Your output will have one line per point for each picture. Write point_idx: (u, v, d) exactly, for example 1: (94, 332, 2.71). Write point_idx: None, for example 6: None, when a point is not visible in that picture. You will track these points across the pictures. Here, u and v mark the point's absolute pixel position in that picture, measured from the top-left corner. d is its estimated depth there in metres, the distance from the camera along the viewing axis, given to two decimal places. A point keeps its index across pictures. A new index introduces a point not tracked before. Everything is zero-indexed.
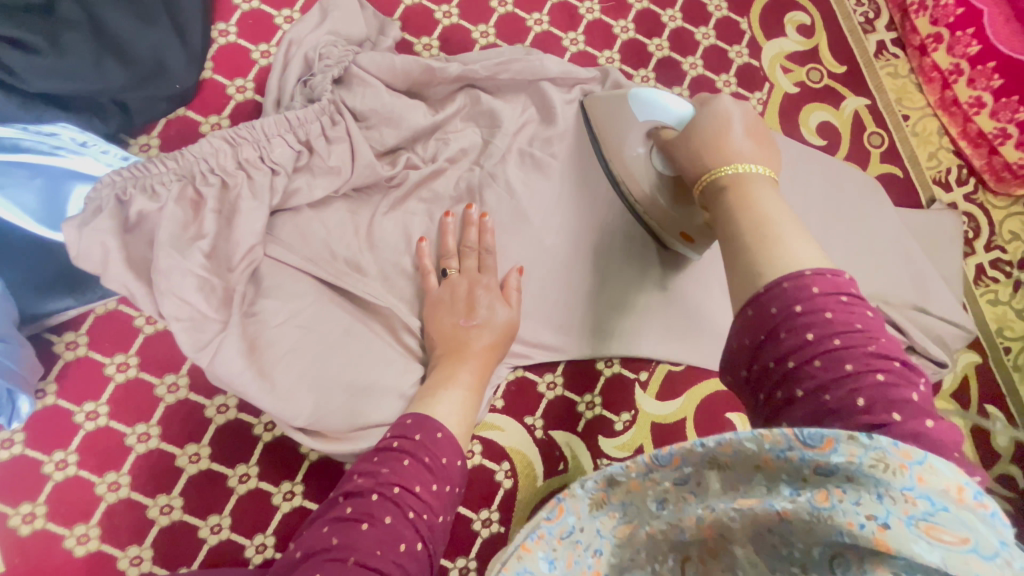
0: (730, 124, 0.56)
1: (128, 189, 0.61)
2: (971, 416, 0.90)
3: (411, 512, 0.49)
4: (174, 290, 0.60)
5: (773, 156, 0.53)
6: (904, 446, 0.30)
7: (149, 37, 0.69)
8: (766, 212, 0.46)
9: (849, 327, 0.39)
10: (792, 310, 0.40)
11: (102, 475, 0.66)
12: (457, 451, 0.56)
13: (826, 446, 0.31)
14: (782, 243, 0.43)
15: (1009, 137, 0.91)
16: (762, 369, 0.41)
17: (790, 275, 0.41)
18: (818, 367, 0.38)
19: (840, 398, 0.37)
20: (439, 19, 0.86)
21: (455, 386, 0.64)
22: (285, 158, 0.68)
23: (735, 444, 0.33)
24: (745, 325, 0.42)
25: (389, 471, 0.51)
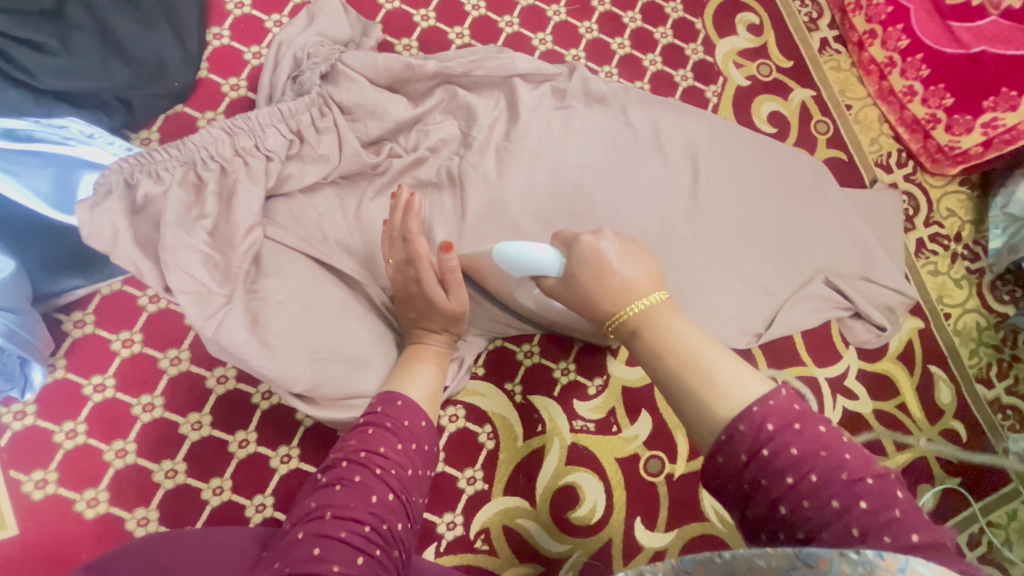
0: (605, 258, 0.58)
1: (135, 174, 0.67)
2: (916, 377, 0.98)
3: (379, 470, 0.56)
4: (180, 265, 0.65)
5: (653, 267, 0.58)
6: (887, 557, 0.35)
7: (151, 39, 0.76)
8: (694, 346, 0.50)
9: (813, 452, 0.42)
10: (762, 455, 0.42)
11: (110, 443, 0.71)
12: (418, 413, 0.63)
13: (821, 564, 0.36)
14: (721, 372, 0.47)
15: (939, 122, 1.00)
16: (758, 513, 0.43)
17: (753, 402, 0.44)
18: (808, 508, 0.40)
19: (838, 534, 0.39)
20: (418, 22, 0.94)
21: (422, 371, 0.70)
22: (279, 146, 0.74)
23: (748, 559, 0.38)
24: (720, 473, 0.44)
25: (356, 441, 0.58)
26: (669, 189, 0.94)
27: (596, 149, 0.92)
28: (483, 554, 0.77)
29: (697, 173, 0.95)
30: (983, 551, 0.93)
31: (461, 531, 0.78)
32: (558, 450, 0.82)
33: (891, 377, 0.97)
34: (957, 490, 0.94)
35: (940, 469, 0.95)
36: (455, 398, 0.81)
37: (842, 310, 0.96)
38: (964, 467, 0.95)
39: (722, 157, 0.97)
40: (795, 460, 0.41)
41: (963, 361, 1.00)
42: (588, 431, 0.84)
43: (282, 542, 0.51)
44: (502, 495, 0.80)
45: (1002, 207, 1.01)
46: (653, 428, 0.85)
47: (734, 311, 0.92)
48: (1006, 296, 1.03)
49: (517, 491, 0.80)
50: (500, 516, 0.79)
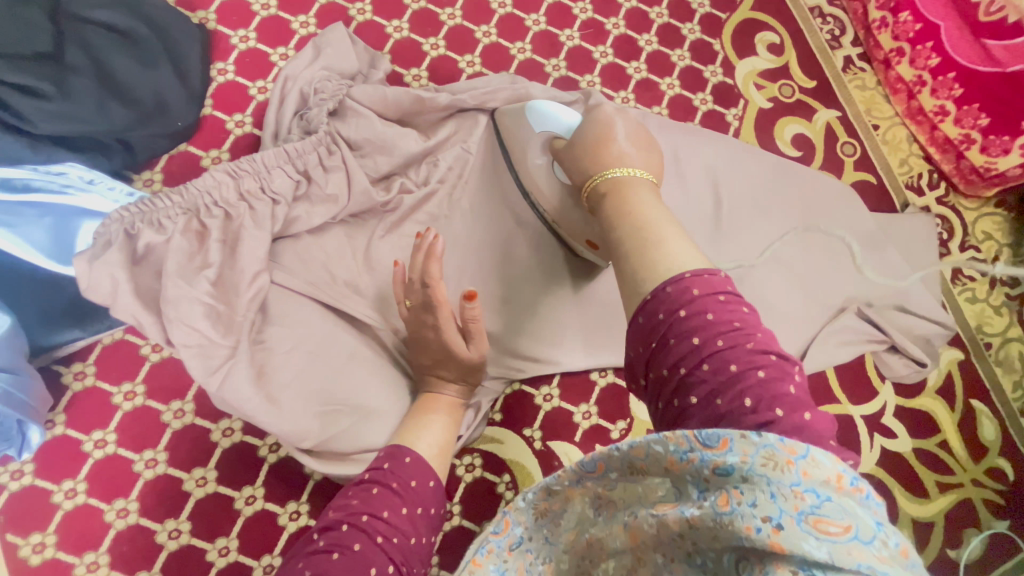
0: (613, 129, 0.58)
1: (136, 224, 0.64)
2: (957, 412, 0.92)
3: (380, 537, 0.52)
4: (182, 318, 0.62)
5: (655, 160, 0.56)
6: (789, 441, 0.31)
7: (151, 79, 0.74)
8: (645, 216, 0.46)
9: (729, 326, 0.38)
10: (677, 315, 0.39)
11: (111, 502, 0.68)
12: (428, 472, 0.59)
13: (722, 445, 0.32)
14: (662, 246, 0.43)
15: (974, 143, 0.95)
16: (656, 378, 0.40)
17: (673, 278, 0.40)
18: (707, 371, 0.37)
19: (729, 404, 0.35)
20: (427, 51, 0.91)
21: (436, 425, 0.66)
22: (285, 187, 0.71)
23: (644, 446, 0.35)
24: (635, 334, 0.41)
25: (359, 501, 0.54)
26: (689, 216, 0.90)
27: None
28: None
29: (720, 202, 0.91)
30: None
31: None
32: None
33: (931, 413, 0.92)
34: (1007, 534, 0.88)
35: (988, 512, 0.89)
36: (472, 447, 0.77)
37: (876, 343, 0.91)
38: (1012, 509, 0.90)
39: (746, 185, 0.93)
40: (707, 323, 0.38)
41: (1006, 394, 0.95)
42: None
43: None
44: None
45: None
46: None
47: None
48: None
49: None
50: None
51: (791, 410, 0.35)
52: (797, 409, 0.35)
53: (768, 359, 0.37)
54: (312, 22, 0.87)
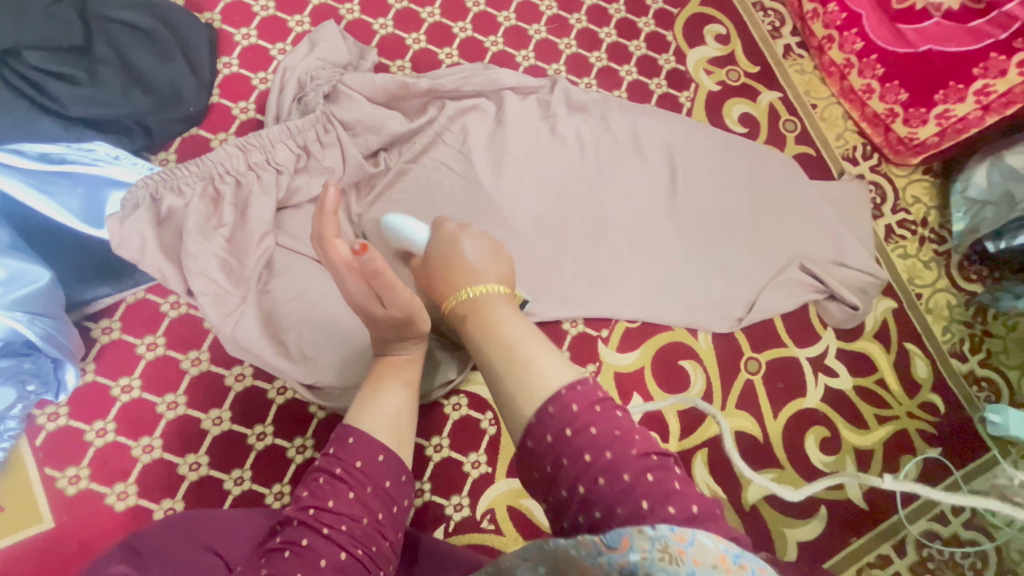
0: (461, 250, 0.65)
1: (160, 190, 0.73)
2: (892, 353, 1.04)
3: (328, 528, 0.51)
4: (201, 270, 0.72)
5: (504, 261, 0.65)
6: (678, 532, 0.43)
7: (167, 70, 0.83)
8: (512, 337, 0.55)
9: (612, 436, 0.49)
10: (564, 435, 0.49)
11: (137, 439, 0.76)
12: (375, 445, 0.55)
13: (623, 545, 0.43)
14: (532, 363, 0.53)
15: (897, 116, 1.07)
16: (561, 496, 0.49)
17: (552, 397, 0.50)
18: (603, 485, 0.47)
19: (630, 510, 0.45)
20: (410, 45, 1.02)
21: (394, 384, 0.63)
22: (288, 160, 0.81)
23: (565, 549, 0.46)
24: (529, 458, 0.50)
25: (307, 494, 0.53)
26: (647, 187, 1.02)
27: (578, 156, 1.00)
28: (488, 533, 0.82)
29: (675, 173, 1.03)
30: (967, 516, 0.97)
31: (468, 512, 0.82)
32: None
33: (869, 355, 1.03)
34: (940, 460, 0.99)
35: (921, 441, 1.00)
36: (458, 389, 0.87)
37: (817, 293, 1.02)
38: (944, 438, 1.01)
39: (698, 156, 1.04)
40: (592, 438, 0.48)
41: (937, 338, 1.06)
42: None
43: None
44: (506, 478, 0.85)
45: (962, 192, 1.08)
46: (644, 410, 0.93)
47: (713, 295, 0.99)
48: (974, 275, 1.09)
49: (519, 473, 0.85)
50: (505, 496, 0.84)
51: (679, 505, 0.45)
52: (684, 502, 0.46)
53: (651, 460, 0.48)
54: (306, 21, 0.98)
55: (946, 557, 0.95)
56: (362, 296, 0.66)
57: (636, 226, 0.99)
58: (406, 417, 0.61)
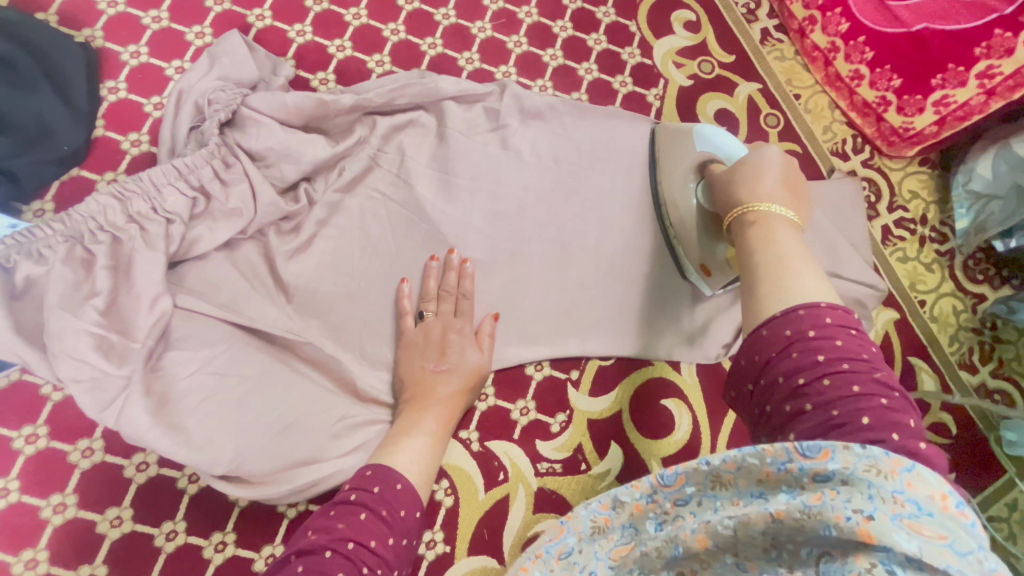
0: (766, 173, 0.61)
1: (13, 256, 0.60)
2: (897, 370, 0.94)
3: (366, 567, 0.48)
4: (69, 351, 0.58)
5: (803, 205, 0.59)
6: (895, 456, 0.36)
7: (29, 103, 0.70)
8: (784, 247, 0.51)
9: (858, 356, 0.43)
10: (805, 334, 0.44)
11: (18, 554, 0.64)
12: (416, 501, 0.56)
13: (823, 456, 0.37)
14: (796, 276, 0.48)
15: (891, 104, 0.95)
16: (771, 383, 0.45)
17: (807, 304, 0.45)
18: (827, 385, 0.42)
19: (847, 415, 0.40)
20: (333, 54, 0.88)
21: (418, 435, 0.65)
22: (180, 206, 0.68)
23: (739, 460, 0.39)
24: (755, 342, 0.46)
25: (345, 525, 0.50)
26: (614, 203, 0.89)
27: (535, 171, 0.88)
28: None
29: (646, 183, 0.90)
30: None
31: None
32: (524, 498, 0.76)
33: None
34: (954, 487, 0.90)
35: None
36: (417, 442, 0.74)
37: None
38: (957, 462, 0.91)
39: None
40: (836, 347, 0.43)
41: (943, 349, 0.96)
42: (555, 473, 0.78)
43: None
44: (468, 555, 0.73)
45: (963, 185, 0.97)
46: (624, 461, 0.81)
47: (694, 325, 0.87)
48: (981, 275, 0.99)
49: (483, 549, 0.74)
50: None
51: (907, 436, 0.39)
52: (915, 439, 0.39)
53: (891, 393, 0.42)
54: (208, 32, 0.84)
55: None
56: (452, 338, 0.74)
57: (605, 249, 0.87)
58: (427, 479, 0.61)
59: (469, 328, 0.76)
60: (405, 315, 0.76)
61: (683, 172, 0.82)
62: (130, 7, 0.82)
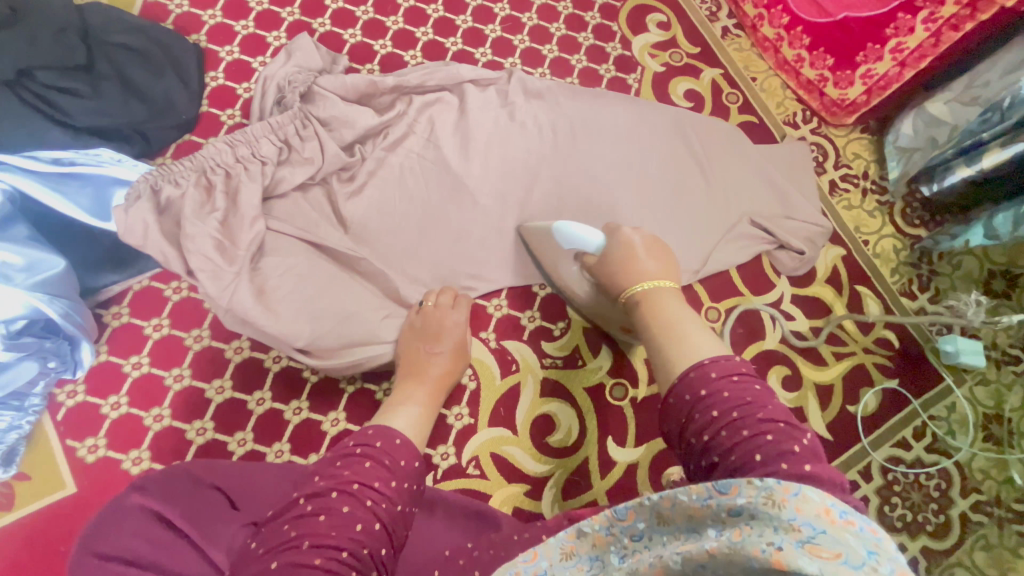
0: (635, 252, 0.76)
1: (159, 182, 0.84)
2: (845, 296, 1.12)
3: (369, 501, 0.58)
4: (198, 248, 0.81)
5: (670, 267, 0.75)
6: (784, 484, 0.43)
7: (162, 83, 0.93)
8: (673, 317, 0.64)
9: (742, 401, 0.53)
10: (701, 395, 0.55)
11: (148, 410, 0.84)
12: (413, 453, 0.66)
13: (733, 491, 0.43)
14: (687, 340, 0.60)
15: (828, 80, 1.17)
16: (690, 444, 0.55)
17: (694, 363, 0.57)
18: (725, 436, 0.52)
19: (742, 458, 0.49)
20: (378, 50, 1.12)
21: (410, 403, 0.76)
22: (271, 152, 0.92)
23: (672, 498, 0.45)
24: (670, 412, 0.57)
25: (349, 472, 0.60)
26: (602, 161, 1.09)
27: (537, 137, 1.08)
28: (475, 477, 0.89)
29: (628, 144, 1.12)
30: (928, 442, 1.04)
31: (454, 460, 0.90)
32: (533, 385, 0.96)
33: (823, 299, 1.11)
34: (897, 390, 1.06)
35: (878, 372, 1.07)
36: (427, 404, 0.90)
37: (768, 244, 1.10)
38: (900, 370, 1.08)
39: (649, 129, 1.14)
40: (724, 399, 0.54)
41: (885, 280, 1.14)
42: (557, 366, 0.97)
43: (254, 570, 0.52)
44: (488, 426, 0.92)
45: (893, 142, 1.17)
46: (613, 360, 0.99)
47: None
48: (916, 220, 1.17)
49: (499, 423, 0.93)
50: (487, 444, 0.91)
51: (794, 463, 0.48)
52: (800, 462, 0.48)
53: (775, 425, 0.51)
54: (283, 36, 1.09)
55: (911, 480, 1.01)
56: (447, 324, 0.88)
57: (595, 196, 1.07)
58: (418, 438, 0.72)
59: (461, 318, 0.90)
60: (413, 309, 0.91)
61: (570, 266, 0.92)
62: (225, 19, 1.08)
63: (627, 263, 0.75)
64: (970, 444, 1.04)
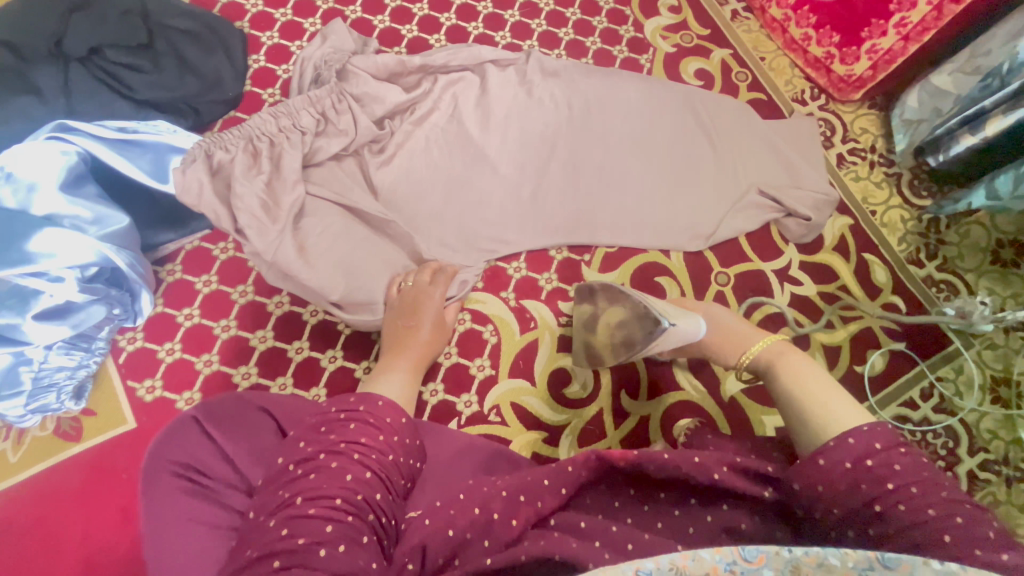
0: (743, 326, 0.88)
1: (212, 148, 0.92)
2: (853, 263, 1.15)
3: (358, 455, 0.64)
4: (246, 208, 0.90)
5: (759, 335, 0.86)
6: (970, 571, 0.41)
7: (213, 62, 1.03)
8: (810, 385, 0.70)
9: (920, 478, 0.55)
10: (864, 463, 0.57)
11: (199, 356, 0.92)
12: (397, 410, 0.71)
13: (902, 569, 0.43)
14: (828, 402, 0.66)
15: (835, 57, 1.21)
16: (856, 508, 0.56)
17: (867, 424, 0.60)
18: (904, 510, 0.53)
19: (927, 535, 0.51)
20: (405, 35, 1.20)
21: (392, 372, 0.80)
22: (310, 123, 1.00)
23: (821, 557, 0.44)
24: (819, 475, 0.59)
25: (336, 435, 0.65)
26: (615, 136, 1.15)
27: (554, 112, 1.15)
28: (496, 424, 0.95)
29: (641, 120, 1.17)
30: (936, 402, 1.07)
31: (477, 408, 0.96)
32: (550, 341, 1.02)
33: (831, 265, 1.15)
34: (905, 352, 1.09)
35: (886, 336, 1.10)
36: (436, 374, 0.97)
37: (776, 212, 1.15)
38: (907, 333, 1.11)
39: (660, 106, 1.19)
40: (896, 471, 0.56)
41: (893, 248, 1.17)
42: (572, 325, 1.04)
43: (253, 527, 0.58)
44: (508, 378, 0.98)
45: (899, 115, 1.20)
46: None
47: (679, 220, 1.12)
48: (925, 191, 1.21)
49: (519, 375, 0.99)
50: (508, 394, 0.97)
51: (988, 551, 0.48)
52: (996, 551, 0.48)
53: (961, 507, 0.53)
54: (318, 22, 1.18)
55: (919, 438, 1.04)
56: (424, 299, 0.92)
57: (609, 167, 1.13)
58: (406, 402, 0.78)
59: (438, 288, 0.95)
60: (391, 288, 0.95)
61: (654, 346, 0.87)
62: (266, 7, 1.17)
63: (745, 333, 0.86)
64: (978, 404, 1.07)
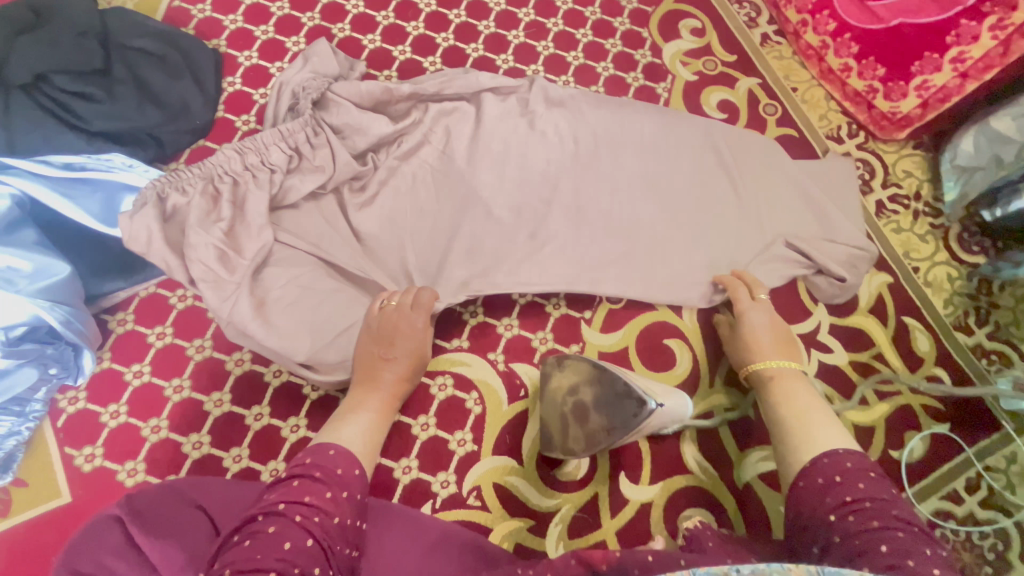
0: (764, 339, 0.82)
1: (166, 190, 0.83)
2: (890, 328, 1.02)
3: (299, 517, 0.54)
4: (200, 258, 0.80)
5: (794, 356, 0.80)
6: None
7: (178, 88, 0.93)
8: (801, 407, 0.68)
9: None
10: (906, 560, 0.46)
11: (146, 421, 0.82)
12: (352, 461, 0.62)
13: None
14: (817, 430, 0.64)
15: (878, 92, 1.07)
16: None
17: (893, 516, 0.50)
18: None
19: None
20: (396, 56, 1.09)
21: (355, 417, 0.71)
22: (280, 160, 0.90)
23: None
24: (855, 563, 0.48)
25: (277, 494, 0.56)
26: (624, 175, 1.03)
27: (557, 147, 1.02)
28: (475, 509, 0.84)
29: (653, 157, 1.05)
30: (983, 496, 0.93)
31: (455, 488, 0.85)
32: None
33: (865, 330, 1.02)
34: (948, 436, 0.96)
35: (927, 416, 0.97)
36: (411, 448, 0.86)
37: (805, 269, 1.01)
38: (951, 414, 0.97)
39: (677, 143, 1.06)
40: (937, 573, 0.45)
41: (938, 311, 1.03)
42: None
43: None
44: (492, 454, 0.87)
45: (950, 160, 1.06)
46: None
47: (695, 273, 0.99)
48: (976, 246, 1.06)
49: (505, 452, 0.87)
50: (490, 474, 0.86)
51: None
52: None
53: None
54: (302, 42, 1.07)
55: (962, 538, 0.91)
56: (403, 326, 0.81)
57: (616, 211, 1.01)
58: (368, 450, 0.68)
59: (422, 311, 0.83)
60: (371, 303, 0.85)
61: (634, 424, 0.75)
62: (245, 23, 1.07)
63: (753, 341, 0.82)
64: None
